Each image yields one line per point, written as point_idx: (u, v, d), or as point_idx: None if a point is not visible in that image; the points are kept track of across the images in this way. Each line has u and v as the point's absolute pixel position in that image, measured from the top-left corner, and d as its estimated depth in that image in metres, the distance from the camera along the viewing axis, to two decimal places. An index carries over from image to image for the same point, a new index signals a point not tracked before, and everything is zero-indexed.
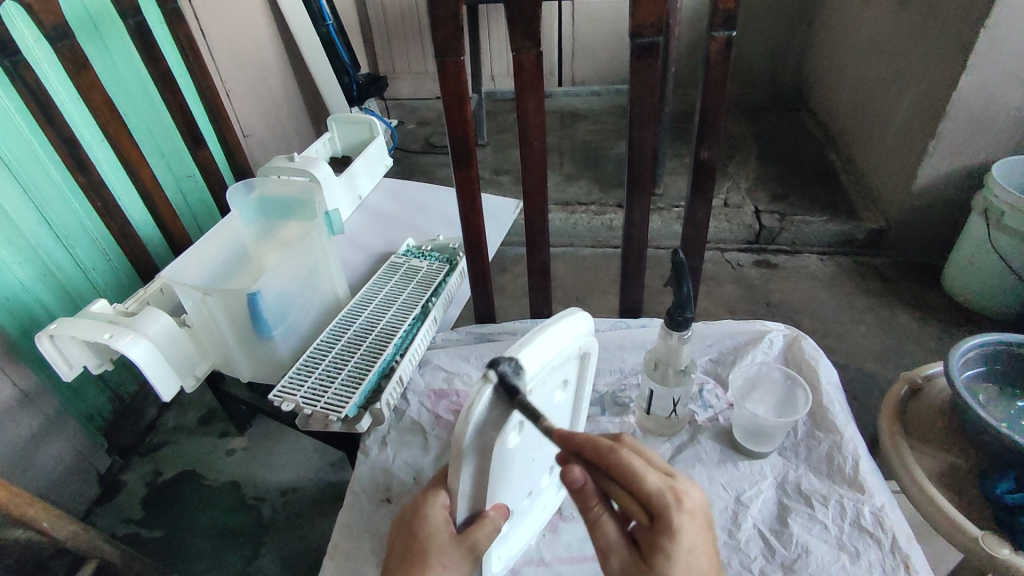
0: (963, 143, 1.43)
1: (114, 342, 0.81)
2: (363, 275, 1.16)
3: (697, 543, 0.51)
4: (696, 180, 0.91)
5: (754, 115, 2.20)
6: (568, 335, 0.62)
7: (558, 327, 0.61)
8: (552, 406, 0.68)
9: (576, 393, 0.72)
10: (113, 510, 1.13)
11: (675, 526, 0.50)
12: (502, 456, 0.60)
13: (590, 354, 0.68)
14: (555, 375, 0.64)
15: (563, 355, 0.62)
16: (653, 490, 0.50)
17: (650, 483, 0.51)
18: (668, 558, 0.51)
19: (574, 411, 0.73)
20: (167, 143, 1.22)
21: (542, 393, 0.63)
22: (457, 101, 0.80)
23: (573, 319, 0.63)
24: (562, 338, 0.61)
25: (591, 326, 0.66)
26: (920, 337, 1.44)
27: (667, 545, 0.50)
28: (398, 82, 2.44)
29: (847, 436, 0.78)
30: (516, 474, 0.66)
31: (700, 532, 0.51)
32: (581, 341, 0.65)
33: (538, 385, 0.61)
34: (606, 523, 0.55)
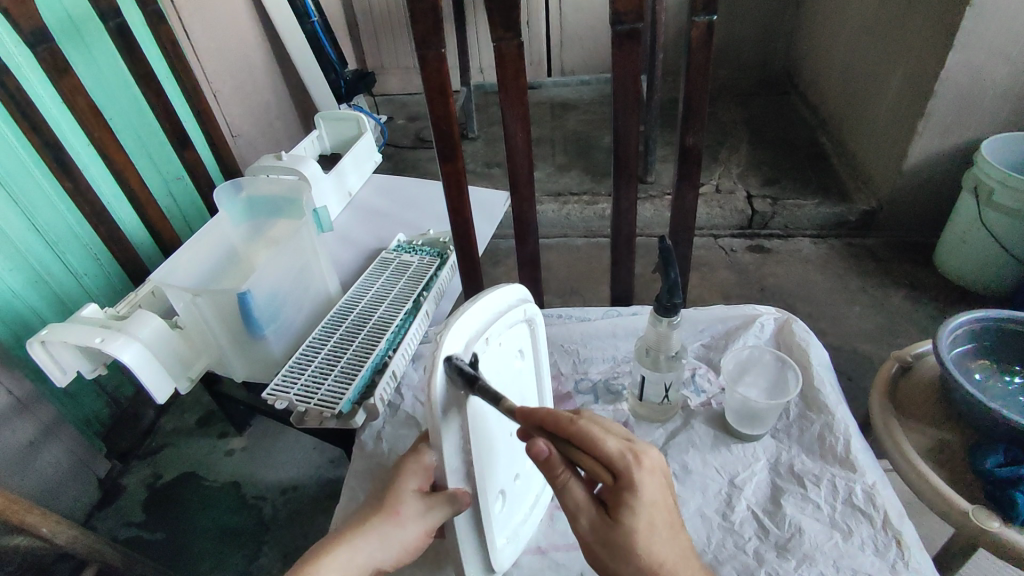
0: (952, 121, 1.43)
1: (106, 346, 0.81)
2: (355, 271, 1.16)
3: (657, 498, 0.52)
4: (683, 167, 0.91)
5: (745, 100, 2.20)
6: (503, 300, 0.63)
7: (502, 289, 0.62)
8: (515, 374, 0.68)
9: (537, 365, 0.72)
10: (114, 514, 1.13)
11: (637, 486, 0.51)
12: (480, 422, 0.60)
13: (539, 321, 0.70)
14: (509, 338, 0.65)
15: (511, 313, 0.63)
16: (612, 452, 0.51)
17: (609, 445, 0.52)
18: (631, 514, 0.52)
19: (540, 385, 0.74)
20: (154, 145, 1.21)
21: (501, 354, 0.64)
22: (440, 94, 0.80)
23: (510, 289, 0.63)
24: (497, 303, 0.62)
25: (525, 293, 0.66)
26: (914, 316, 1.44)
27: (630, 499, 0.51)
28: (387, 77, 2.43)
29: (839, 416, 0.78)
30: (499, 451, 0.65)
31: (659, 486, 0.53)
32: (526, 301, 0.66)
33: (493, 344, 0.62)
34: (574, 488, 0.54)
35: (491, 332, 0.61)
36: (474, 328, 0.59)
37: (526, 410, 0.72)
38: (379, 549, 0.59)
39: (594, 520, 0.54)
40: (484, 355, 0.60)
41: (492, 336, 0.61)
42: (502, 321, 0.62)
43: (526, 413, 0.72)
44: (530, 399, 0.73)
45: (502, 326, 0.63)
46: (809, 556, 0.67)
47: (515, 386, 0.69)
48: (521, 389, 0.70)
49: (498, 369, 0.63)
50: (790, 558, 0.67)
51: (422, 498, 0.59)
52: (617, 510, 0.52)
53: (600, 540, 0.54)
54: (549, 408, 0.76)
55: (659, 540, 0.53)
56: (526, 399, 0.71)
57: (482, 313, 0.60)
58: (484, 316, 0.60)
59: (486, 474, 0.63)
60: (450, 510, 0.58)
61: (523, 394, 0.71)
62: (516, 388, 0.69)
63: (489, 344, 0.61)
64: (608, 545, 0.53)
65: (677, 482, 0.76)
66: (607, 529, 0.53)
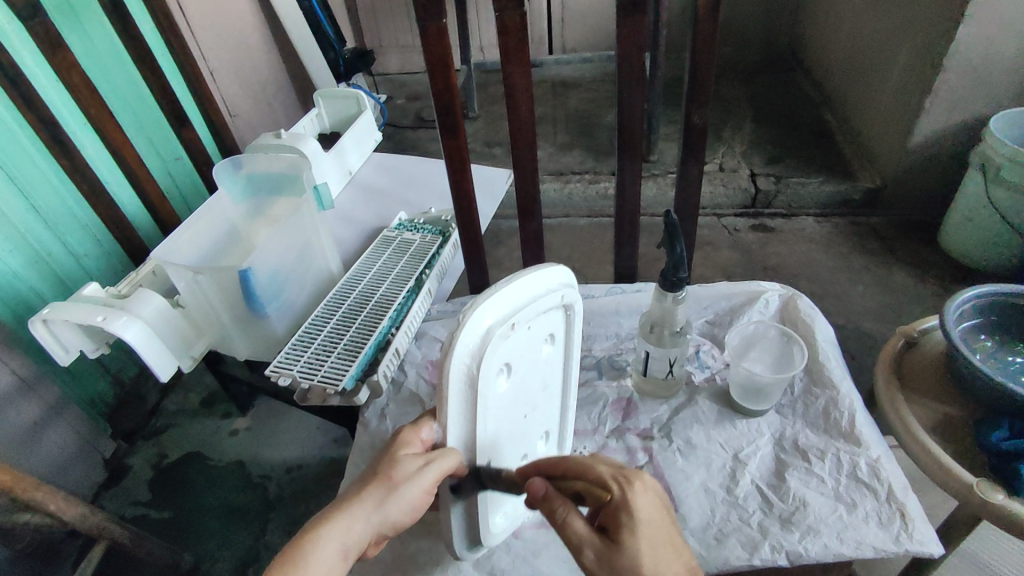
0: (960, 96, 1.41)
1: (108, 324, 0.81)
2: (357, 250, 1.16)
3: (656, 522, 0.51)
4: (688, 142, 0.90)
5: (749, 77, 2.17)
6: (540, 285, 0.60)
7: (538, 272, 0.59)
8: (540, 359, 0.66)
9: (566, 350, 0.70)
10: (120, 493, 1.14)
11: (632, 500, 0.51)
12: (492, 403, 0.59)
13: (576, 304, 0.67)
14: (540, 322, 0.62)
15: (547, 298, 0.60)
16: (603, 474, 0.53)
17: (600, 469, 0.54)
18: (633, 535, 0.50)
19: (566, 370, 0.72)
20: (151, 124, 1.20)
21: (529, 339, 0.61)
22: (442, 66, 0.78)
23: (546, 272, 0.60)
24: (533, 286, 0.59)
25: (567, 277, 0.63)
26: (918, 295, 1.44)
27: (629, 520, 0.50)
28: (386, 56, 2.39)
29: (844, 391, 0.78)
30: (507, 433, 0.64)
31: (658, 514, 0.52)
32: (564, 286, 0.63)
33: (524, 328, 0.59)
34: (574, 522, 0.52)
35: (522, 316, 0.58)
36: (503, 310, 0.56)
37: (546, 395, 0.70)
38: (376, 522, 0.54)
39: (597, 550, 0.51)
40: (510, 340, 0.58)
41: (523, 321, 0.58)
42: (534, 305, 0.59)
43: (546, 398, 0.70)
44: (552, 386, 0.71)
45: (533, 311, 0.59)
46: (813, 529, 0.67)
47: (539, 373, 0.67)
48: (545, 374, 0.68)
49: (522, 353, 0.61)
50: (794, 530, 0.67)
51: (418, 457, 0.55)
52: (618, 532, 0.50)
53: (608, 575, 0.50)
54: (571, 392, 0.73)
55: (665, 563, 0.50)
56: (547, 385, 0.69)
57: (513, 295, 0.57)
58: (516, 299, 0.57)
59: (492, 454, 0.62)
60: (446, 466, 0.54)
61: (546, 379, 0.68)
62: (539, 373, 0.66)
63: (518, 329, 0.58)
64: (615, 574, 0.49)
65: (681, 456, 0.76)
66: (611, 554, 0.50)
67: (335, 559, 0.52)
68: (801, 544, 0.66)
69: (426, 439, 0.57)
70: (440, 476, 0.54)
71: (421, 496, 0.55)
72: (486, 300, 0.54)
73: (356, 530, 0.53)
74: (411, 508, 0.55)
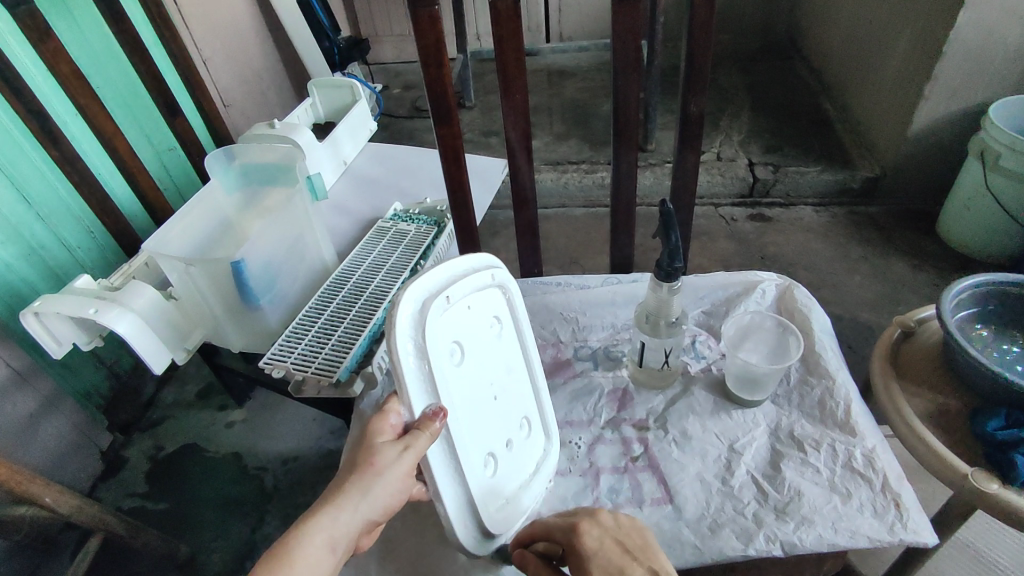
0: (960, 84, 1.40)
1: (101, 316, 0.80)
2: (351, 240, 1.15)
3: None
4: (685, 131, 0.89)
5: (747, 65, 2.15)
6: (466, 266, 0.63)
7: (462, 257, 0.63)
8: (493, 342, 0.67)
9: (519, 333, 0.71)
10: (117, 485, 1.14)
11: (579, 534, 0.57)
12: (453, 381, 0.60)
13: (512, 286, 0.70)
14: (479, 303, 0.65)
15: (478, 276, 0.64)
16: (557, 526, 0.60)
17: (553, 524, 0.61)
18: None
19: (527, 354, 0.73)
20: (143, 113, 1.18)
21: (471, 319, 0.64)
22: (435, 53, 0.77)
23: (472, 257, 0.64)
24: (459, 267, 0.62)
25: (493, 259, 0.67)
26: (915, 285, 1.43)
27: None
28: (381, 45, 2.37)
29: (840, 380, 0.78)
30: (479, 417, 0.64)
31: None
32: (493, 266, 0.66)
33: (461, 306, 0.62)
34: (544, 573, 0.57)
35: (455, 292, 0.61)
36: (433, 287, 0.59)
37: (514, 379, 0.70)
38: (362, 514, 0.53)
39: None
40: (448, 317, 0.60)
41: (457, 297, 0.61)
42: (466, 283, 0.62)
43: (515, 381, 0.70)
44: (519, 370, 0.71)
45: (466, 288, 0.63)
46: (808, 519, 0.67)
47: (498, 355, 0.68)
48: (505, 357, 0.69)
49: (469, 333, 0.63)
50: (789, 520, 0.67)
51: (396, 443, 0.54)
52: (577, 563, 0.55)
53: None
54: (539, 377, 0.74)
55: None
56: (513, 369, 0.70)
57: (441, 273, 0.60)
58: (444, 277, 0.61)
59: (466, 436, 0.62)
60: (427, 439, 0.55)
61: (508, 362, 0.70)
62: (497, 355, 0.68)
63: (455, 305, 0.61)
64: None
65: (677, 447, 0.76)
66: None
67: (324, 555, 0.50)
68: (796, 534, 0.66)
69: (395, 427, 0.57)
70: (422, 450, 0.55)
71: (402, 480, 0.55)
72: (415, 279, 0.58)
73: (343, 524, 0.52)
74: (397, 490, 0.55)
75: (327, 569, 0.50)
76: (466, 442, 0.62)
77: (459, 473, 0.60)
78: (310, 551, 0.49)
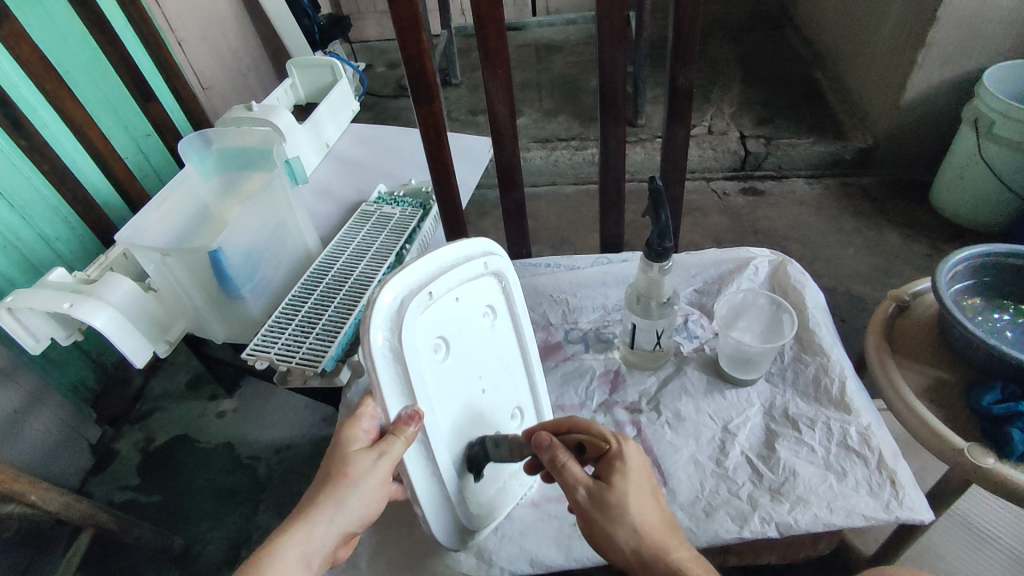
0: (954, 50, 1.37)
1: (76, 312, 0.77)
2: (334, 225, 1.12)
3: (644, 481, 0.55)
4: (673, 105, 0.86)
5: (738, 35, 2.10)
6: (457, 255, 0.60)
7: (454, 245, 0.60)
8: (485, 332, 0.65)
9: (515, 321, 0.69)
10: (109, 479, 1.13)
11: (626, 451, 0.55)
12: (433, 378, 0.58)
13: (509, 273, 0.67)
14: (470, 293, 0.62)
15: (468, 265, 0.61)
16: (604, 431, 0.57)
17: (601, 426, 0.58)
18: (623, 476, 0.54)
19: (523, 343, 0.70)
20: (116, 95, 1.13)
21: (460, 311, 0.61)
22: (411, 27, 0.73)
23: (464, 245, 0.61)
24: (448, 257, 0.60)
25: (487, 245, 0.64)
26: (908, 256, 1.42)
27: (620, 466, 0.54)
28: (364, 22, 2.31)
29: (834, 358, 0.77)
30: (464, 411, 0.62)
31: (647, 473, 0.56)
32: (487, 253, 0.63)
33: (448, 298, 0.60)
34: (573, 467, 0.54)
35: (441, 285, 0.58)
36: (414, 282, 0.56)
37: (505, 370, 0.68)
38: (338, 525, 0.52)
39: (591, 490, 0.53)
40: (432, 311, 0.58)
41: (443, 291, 0.58)
42: (454, 274, 0.60)
43: (505, 372, 0.68)
44: (512, 360, 0.69)
45: (454, 279, 0.60)
46: (802, 499, 0.66)
47: (489, 346, 0.66)
48: (497, 348, 0.67)
49: (457, 328, 0.61)
50: (784, 501, 0.66)
51: (369, 450, 0.53)
52: (610, 475, 0.54)
53: (600, 513, 0.52)
54: (535, 365, 0.71)
55: (649, 510, 0.53)
56: (504, 359, 0.68)
57: (425, 266, 0.57)
58: (429, 269, 0.58)
59: (447, 433, 0.60)
60: (401, 447, 0.53)
61: (501, 352, 0.67)
62: (488, 346, 0.65)
63: (440, 299, 0.58)
64: (607, 513, 0.52)
65: (670, 429, 0.75)
66: (603, 493, 0.53)
67: (299, 570, 0.49)
68: (791, 515, 0.65)
69: (369, 433, 0.55)
70: (397, 459, 0.54)
71: (379, 487, 0.54)
72: (394, 273, 0.55)
73: (319, 538, 0.51)
74: (373, 499, 0.53)
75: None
76: (446, 439, 0.60)
77: (436, 471, 0.59)
78: (286, 566, 0.48)
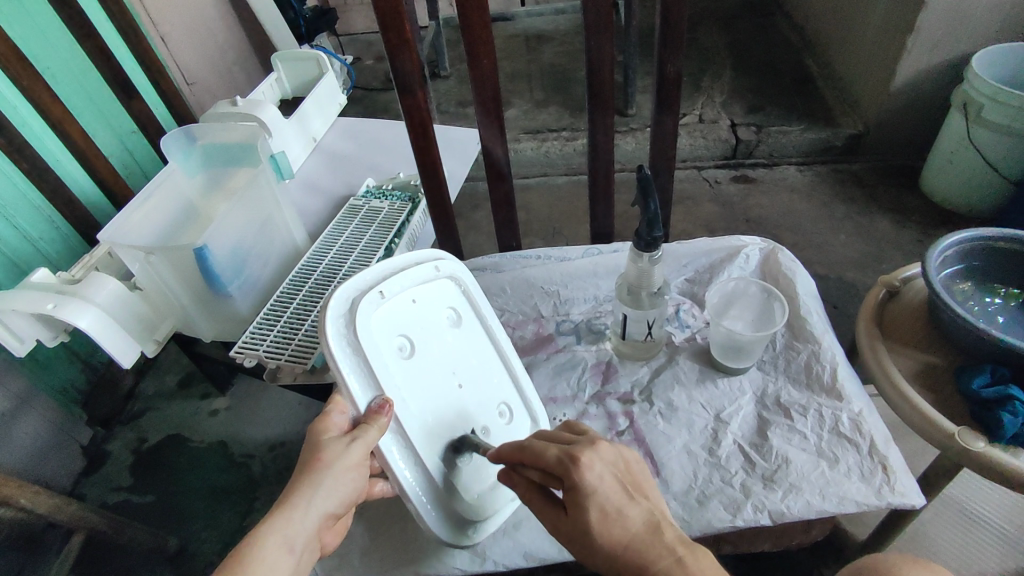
0: (943, 35, 1.37)
1: (61, 312, 0.76)
2: (322, 220, 1.11)
3: (609, 500, 0.50)
4: (662, 93, 0.85)
5: (728, 22, 2.09)
6: (406, 263, 0.66)
7: (401, 255, 0.66)
8: (452, 332, 0.68)
9: (482, 322, 0.71)
10: (101, 480, 1.12)
11: (578, 480, 0.50)
12: (401, 372, 0.60)
13: (464, 277, 0.71)
14: (427, 296, 0.66)
15: (418, 269, 0.66)
16: (551, 458, 0.52)
17: (549, 453, 0.52)
18: (581, 512, 0.49)
19: (496, 342, 0.72)
20: (97, 92, 1.11)
21: (420, 312, 0.65)
22: (394, 17, 0.72)
23: (412, 255, 0.67)
24: (397, 265, 0.65)
25: (437, 254, 0.69)
26: (899, 241, 1.42)
27: (574, 500, 0.50)
28: (351, 15, 2.28)
29: (826, 344, 0.77)
30: (442, 407, 0.63)
31: (612, 488, 0.50)
32: (437, 259, 0.68)
33: (404, 300, 0.63)
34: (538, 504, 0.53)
35: (392, 287, 0.62)
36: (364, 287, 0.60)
37: (482, 368, 0.69)
38: (316, 510, 0.51)
39: (559, 526, 0.52)
40: (388, 311, 0.61)
41: (395, 291, 0.62)
42: (406, 277, 0.64)
43: (483, 369, 0.69)
44: (488, 358, 0.71)
45: (407, 283, 0.64)
46: (795, 486, 0.66)
47: (459, 345, 0.68)
48: (467, 346, 0.69)
49: (418, 327, 0.64)
50: (777, 489, 0.66)
51: (342, 437, 0.53)
52: (572, 508, 0.50)
53: (575, 547, 0.51)
54: (514, 362, 0.72)
55: (624, 526, 0.49)
56: (478, 356, 0.69)
57: (375, 272, 0.62)
58: (379, 275, 0.62)
59: (425, 427, 0.60)
60: (375, 433, 0.54)
61: (472, 350, 0.69)
62: (456, 345, 0.67)
63: (393, 299, 0.62)
64: (580, 547, 0.50)
65: (663, 419, 0.75)
66: (569, 528, 0.51)
67: (280, 558, 0.48)
68: (784, 503, 0.65)
69: (342, 425, 0.55)
70: (372, 445, 0.54)
71: (355, 471, 0.53)
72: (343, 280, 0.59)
73: (298, 523, 0.50)
74: (351, 483, 0.53)
75: (286, 570, 0.48)
76: (426, 434, 0.60)
77: (420, 465, 0.59)
78: (267, 555, 0.48)
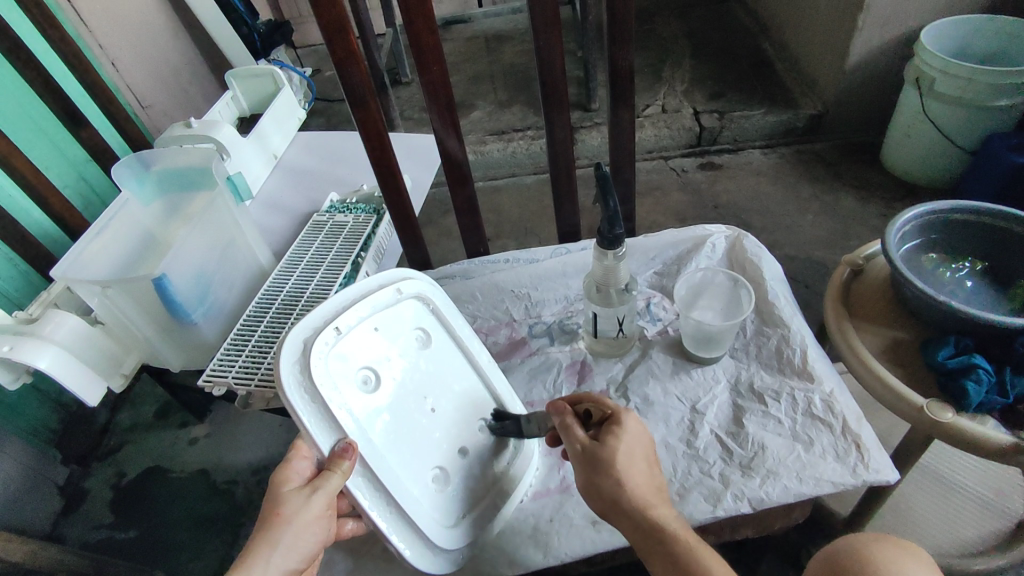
0: (892, 11, 1.39)
1: (17, 354, 0.74)
2: (286, 238, 1.09)
3: (639, 452, 0.56)
4: (615, 87, 0.85)
5: (685, 11, 2.11)
6: (364, 290, 0.64)
7: (359, 283, 0.64)
8: (421, 353, 0.67)
9: (451, 338, 0.71)
10: (81, 520, 1.09)
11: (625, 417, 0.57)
12: (366, 406, 0.59)
13: (430, 294, 0.70)
14: (390, 321, 0.65)
15: (377, 296, 0.64)
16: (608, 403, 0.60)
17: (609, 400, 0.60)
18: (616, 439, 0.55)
19: (467, 355, 0.72)
20: (46, 123, 1.08)
21: (383, 341, 0.64)
22: (339, 30, 0.71)
23: (371, 281, 0.65)
24: (353, 295, 0.63)
25: (394, 275, 0.67)
26: (863, 217, 1.45)
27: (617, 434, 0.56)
28: (307, 26, 2.25)
29: (795, 328, 0.78)
30: (416, 437, 0.62)
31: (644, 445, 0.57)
32: (397, 280, 0.67)
33: (365, 330, 0.62)
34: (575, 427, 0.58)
35: (348, 319, 0.61)
36: (319, 323, 0.59)
37: (455, 384, 0.69)
38: (277, 566, 0.51)
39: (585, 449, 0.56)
40: (347, 347, 0.60)
41: (352, 324, 0.61)
42: (365, 306, 0.63)
43: (455, 386, 0.69)
44: (460, 373, 0.70)
45: (366, 311, 0.63)
46: (773, 472, 0.67)
47: (429, 366, 0.67)
48: (439, 365, 0.68)
49: (382, 356, 0.63)
50: (755, 476, 0.67)
51: (303, 488, 0.53)
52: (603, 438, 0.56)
53: (591, 468, 0.55)
54: (486, 373, 0.72)
55: (642, 473, 0.54)
56: (450, 373, 0.69)
57: (329, 306, 0.60)
58: (333, 309, 0.61)
59: (397, 460, 0.60)
60: (340, 478, 0.53)
61: (444, 368, 0.69)
62: (427, 365, 0.67)
63: (351, 332, 0.60)
64: (600, 466, 0.54)
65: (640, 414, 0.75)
66: (596, 450, 0.55)
67: None
68: (762, 489, 0.65)
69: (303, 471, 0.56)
70: (339, 493, 0.53)
71: (317, 522, 0.54)
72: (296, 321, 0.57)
73: None
74: (311, 535, 0.53)
75: None
76: (398, 469, 0.60)
77: (397, 506, 0.58)
78: None
